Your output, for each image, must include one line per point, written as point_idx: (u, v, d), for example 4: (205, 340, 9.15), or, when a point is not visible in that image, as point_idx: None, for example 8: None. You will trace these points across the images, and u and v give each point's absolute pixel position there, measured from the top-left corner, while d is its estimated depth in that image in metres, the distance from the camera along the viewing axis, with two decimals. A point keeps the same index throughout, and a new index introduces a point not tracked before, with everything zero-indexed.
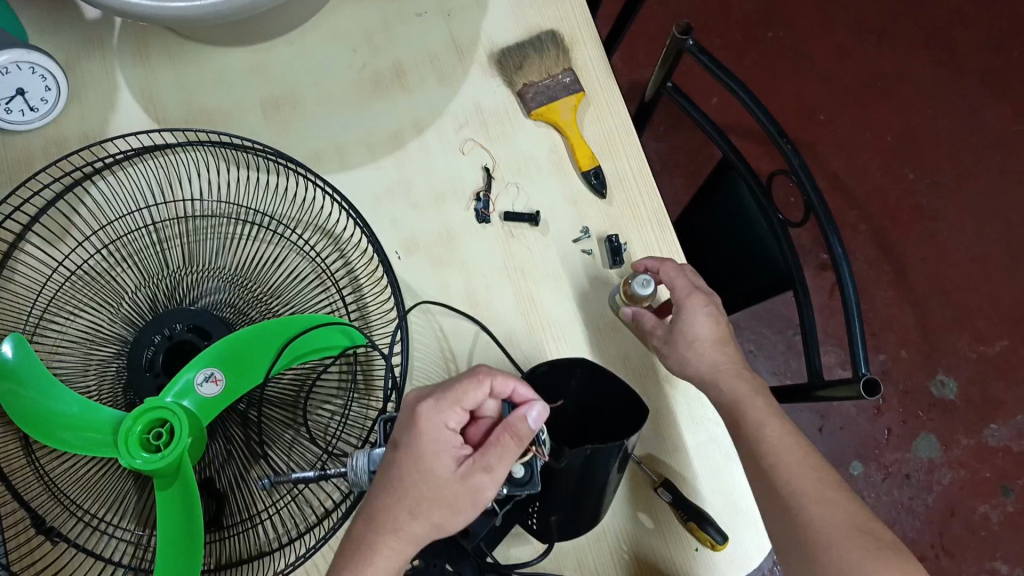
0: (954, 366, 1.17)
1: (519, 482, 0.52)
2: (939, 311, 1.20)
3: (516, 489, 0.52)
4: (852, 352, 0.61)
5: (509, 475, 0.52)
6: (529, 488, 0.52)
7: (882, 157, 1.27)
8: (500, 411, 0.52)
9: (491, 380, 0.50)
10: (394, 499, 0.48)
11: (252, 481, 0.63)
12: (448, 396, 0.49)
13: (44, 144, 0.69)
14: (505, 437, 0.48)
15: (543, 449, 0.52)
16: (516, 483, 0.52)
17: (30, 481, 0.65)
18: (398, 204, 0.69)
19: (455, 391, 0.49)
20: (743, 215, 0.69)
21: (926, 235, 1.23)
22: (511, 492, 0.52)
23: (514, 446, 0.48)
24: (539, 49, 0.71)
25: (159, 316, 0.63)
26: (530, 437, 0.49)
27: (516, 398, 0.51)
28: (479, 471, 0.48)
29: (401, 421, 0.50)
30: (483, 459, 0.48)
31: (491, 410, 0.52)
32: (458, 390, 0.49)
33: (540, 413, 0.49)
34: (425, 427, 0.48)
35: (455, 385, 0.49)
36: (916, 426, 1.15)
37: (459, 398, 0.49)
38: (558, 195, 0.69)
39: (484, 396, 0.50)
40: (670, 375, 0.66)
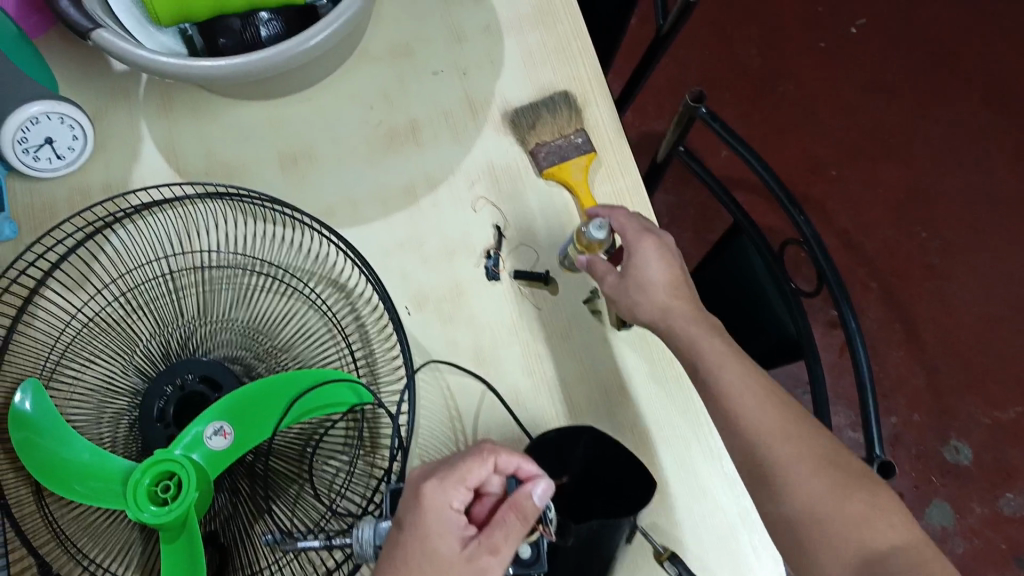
0: (967, 431, 1.15)
1: (526, 562, 0.51)
2: (951, 372, 1.18)
3: (522, 570, 0.51)
4: (865, 430, 0.60)
5: (516, 556, 0.51)
6: (536, 568, 0.51)
7: (894, 214, 1.26)
8: (505, 488, 0.52)
9: (495, 458, 0.50)
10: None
11: (256, 537, 0.63)
12: (452, 475, 0.49)
13: (69, 193, 0.71)
14: (510, 516, 0.48)
15: (550, 528, 0.52)
16: (523, 564, 0.51)
17: (39, 527, 0.66)
18: (409, 260, 0.70)
19: (459, 470, 0.49)
20: (755, 278, 0.69)
21: (938, 295, 1.22)
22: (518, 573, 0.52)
23: (520, 526, 0.47)
24: (551, 109, 0.72)
25: (171, 365, 0.64)
26: (536, 515, 0.48)
27: (521, 474, 0.51)
28: (486, 552, 0.47)
29: (404, 498, 0.49)
30: (489, 540, 0.47)
31: (496, 487, 0.52)
32: (463, 467, 0.49)
33: (544, 489, 0.49)
34: (430, 506, 0.48)
35: (460, 463, 0.49)
36: (928, 492, 1.12)
37: (463, 477, 0.49)
38: (567, 255, 0.70)
39: (488, 474, 0.50)
40: (678, 439, 0.65)
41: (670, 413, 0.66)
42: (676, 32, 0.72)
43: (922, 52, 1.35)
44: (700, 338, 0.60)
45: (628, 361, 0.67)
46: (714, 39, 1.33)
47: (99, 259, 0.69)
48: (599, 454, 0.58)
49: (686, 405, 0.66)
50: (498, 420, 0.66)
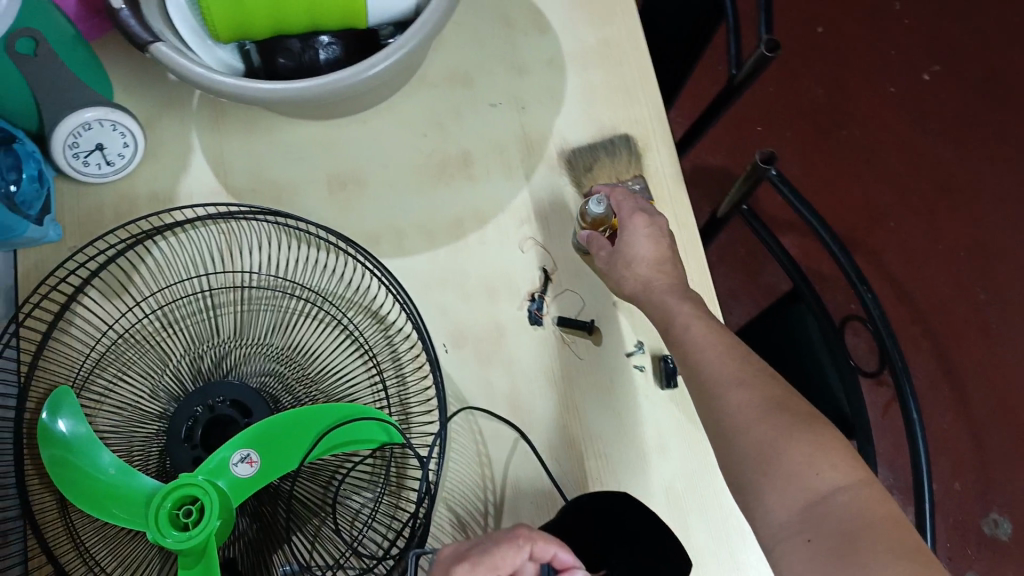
0: (1009, 504, 1.11)
1: None
2: (997, 442, 1.14)
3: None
4: (917, 515, 0.58)
5: None
6: None
7: (952, 271, 1.22)
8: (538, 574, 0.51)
9: (531, 545, 0.48)
10: None
11: (273, 567, 0.62)
12: (484, 562, 0.47)
13: (115, 199, 0.70)
14: None
15: None
16: None
17: (61, 535, 0.65)
18: (451, 296, 0.68)
19: (491, 557, 0.47)
20: (810, 350, 0.66)
21: (991, 360, 1.18)
22: None
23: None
24: (610, 152, 0.71)
25: (203, 387, 0.62)
26: None
27: (556, 563, 0.50)
28: None
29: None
30: None
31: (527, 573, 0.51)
32: (497, 555, 0.47)
33: None
34: None
35: (494, 550, 0.48)
36: (963, 563, 1.08)
37: (495, 564, 0.47)
38: (614, 305, 0.68)
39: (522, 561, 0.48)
40: (714, 510, 0.62)
41: (707, 479, 0.63)
42: (750, 83, 0.69)
43: (993, 106, 1.31)
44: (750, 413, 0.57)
45: (666, 421, 0.65)
46: (778, 75, 1.30)
47: (140, 271, 0.69)
48: (611, 514, 0.55)
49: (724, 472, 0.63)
50: (527, 465, 0.64)
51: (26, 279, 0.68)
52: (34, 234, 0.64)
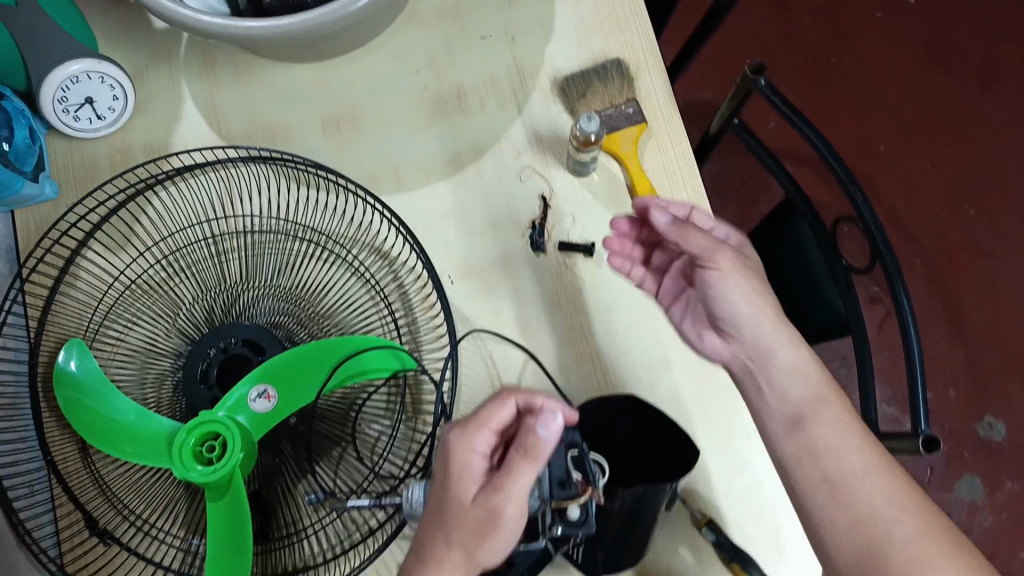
0: (1003, 410, 1.14)
1: (575, 522, 0.48)
2: (991, 351, 1.16)
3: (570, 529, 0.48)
4: (911, 402, 0.59)
5: (564, 515, 0.48)
6: (585, 528, 0.48)
7: (941, 190, 1.23)
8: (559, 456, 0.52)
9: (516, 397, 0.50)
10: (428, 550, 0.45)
11: (299, 496, 0.64)
12: (473, 422, 0.49)
13: (111, 153, 0.70)
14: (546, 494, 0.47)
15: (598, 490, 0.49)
16: (570, 523, 0.48)
17: (86, 482, 0.67)
18: (452, 230, 0.69)
19: (479, 416, 0.49)
20: (804, 260, 0.67)
21: (982, 274, 1.20)
22: (566, 532, 0.48)
23: (528, 460, 0.46)
24: (603, 77, 0.71)
25: (215, 329, 0.64)
26: (545, 450, 0.46)
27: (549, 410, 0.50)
28: (494, 493, 0.46)
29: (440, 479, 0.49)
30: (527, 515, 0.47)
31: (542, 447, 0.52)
32: (484, 413, 0.49)
33: (549, 421, 0.46)
34: (453, 454, 0.48)
35: (480, 412, 0.50)
36: (959, 467, 1.12)
37: (484, 421, 0.49)
38: (614, 227, 0.69)
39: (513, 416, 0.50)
40: (722, 414, 0.65)
41: (712, 388, 0.65)
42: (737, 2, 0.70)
43: (978, 24, 1.31)
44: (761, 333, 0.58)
45: (671, 334, 0.66)
46: (762, 7, 1.30)
47: (141, 222, 0.69)
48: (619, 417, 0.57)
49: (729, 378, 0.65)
50: (536, 385, 0.65)
51: (28, 237, 0.69)
52: (28, 192, 0.65)
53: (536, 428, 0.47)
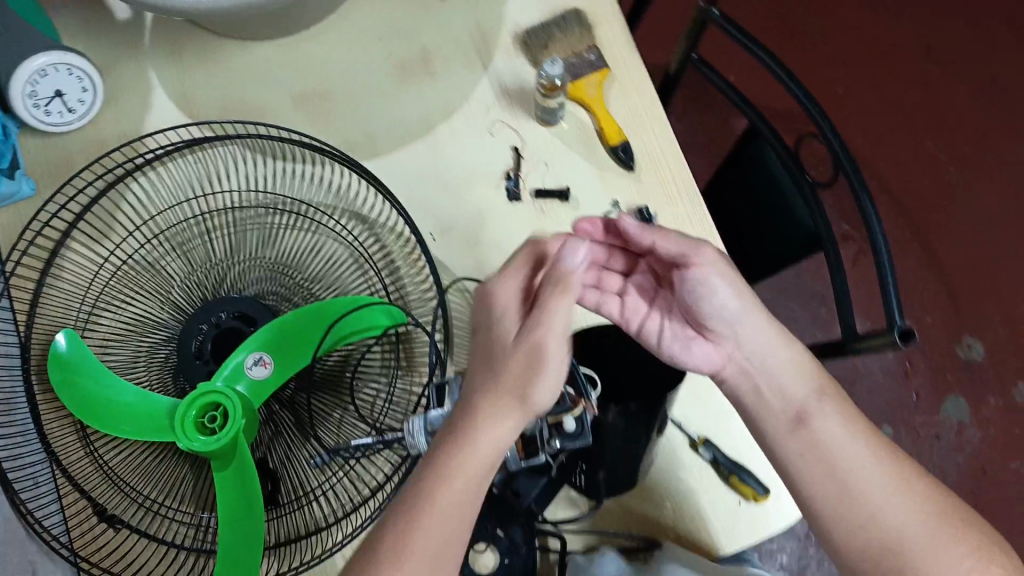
0: (980, 329, 1.17)
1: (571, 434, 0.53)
2: (964, 273, 1.19)
3: (568, 441, 0.53)
4: (884, 297, 0.62)
5: (562, 429, 0.53)
6: (582, 439, 0.53)
7: (903, 124, 1.26)
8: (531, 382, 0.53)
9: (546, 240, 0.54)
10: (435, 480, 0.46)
11: (302, 460, 0.65)
12: (512, 266, 0.53)
13: (84, 146, 0.70)
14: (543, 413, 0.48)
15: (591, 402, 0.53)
16: (568, 435, 0.53)
17: (88, 470, 0.67)
18: (430, 188, 0.70)
19: (517, 259, 0.53)
20: (769, 182, 0.70)
21: (948, 201, 1.23)
22: (564, 445, 0.53)
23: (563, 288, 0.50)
24: (563, 28, 0.72)
25: (205, 305, 0.65)
26: (574, 275, 0.50)
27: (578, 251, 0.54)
28: (531, 327, 0.49)
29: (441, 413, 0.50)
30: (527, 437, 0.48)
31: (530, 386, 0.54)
32: (520, 255, 0.53)
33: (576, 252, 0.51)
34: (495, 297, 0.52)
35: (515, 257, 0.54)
36: (944, 388, 1.15)
37: (521, 263, 0.53)
38: (585, 170, 0.70)
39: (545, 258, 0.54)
40: None
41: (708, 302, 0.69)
42: None
43: None
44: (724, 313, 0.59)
45: None
46: None
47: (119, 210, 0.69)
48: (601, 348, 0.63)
49: None
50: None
51: (10, 236, 0.69)
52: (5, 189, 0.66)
53: (563, 258, 0.51)
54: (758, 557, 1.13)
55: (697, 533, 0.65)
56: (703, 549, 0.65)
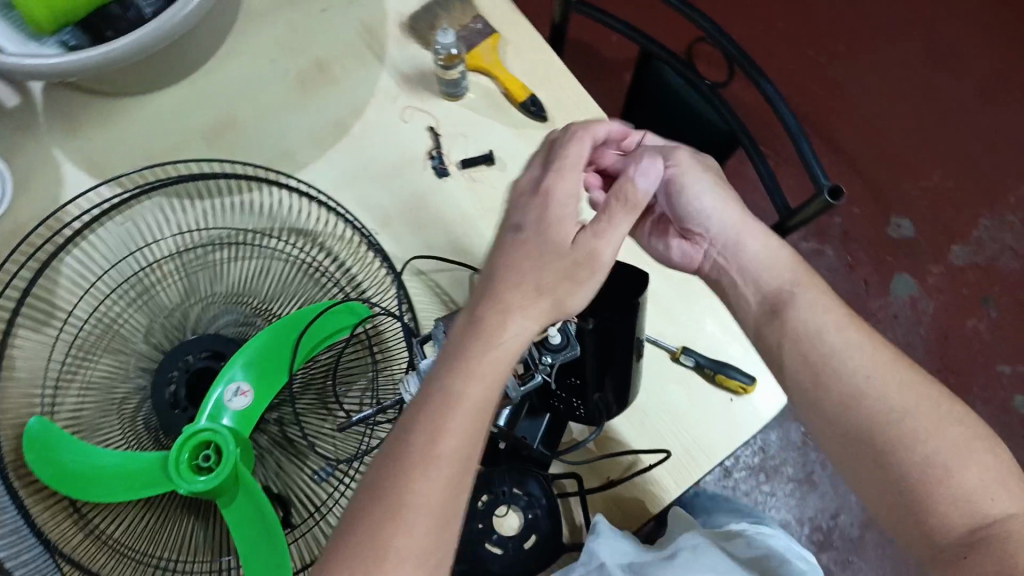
0: (904, 207, 1.23)
1: (558, 348, 0.56)
2: (874, 160, 1.26)
3: (558, 355, 0.56)
4: (805, 165, 0.64)
5: (547, 343, 0.56)
6: (568, 351, 0.56)
7: (782, 39, 1.31)
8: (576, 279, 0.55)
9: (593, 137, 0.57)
10: (439, 422, 0.46)
11: (307, 477, 0.65)
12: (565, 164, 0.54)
13: (7, 230, 0.69)
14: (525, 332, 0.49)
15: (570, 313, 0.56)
16: (555, 349, 0.56)
17: (94, 552, 0.65)
18: (360, 186, 0.71)
19: (570, 153, 0.55)
20: (675, 96, 0.73)
21: (841, 98, 1.29)
22: (553, 360, 0.56)
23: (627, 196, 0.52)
24: (445, 7, 0.75)
25: (170, 352, 0.65)
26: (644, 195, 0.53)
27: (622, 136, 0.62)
28: (592, 236, 0.51)
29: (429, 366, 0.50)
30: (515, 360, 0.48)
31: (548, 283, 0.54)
32: (572, 150, 0.55)
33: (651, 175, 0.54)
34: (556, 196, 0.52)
35: (567, 148, 0.55)
36: (888, 270, 1.20)
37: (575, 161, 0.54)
38: (502, 130, 0.73)
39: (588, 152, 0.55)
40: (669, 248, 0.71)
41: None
42: None
43: None
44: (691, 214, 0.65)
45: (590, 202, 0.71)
46: None
47: (61, 285, 0.68)
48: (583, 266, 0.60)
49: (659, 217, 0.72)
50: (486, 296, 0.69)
51: None
52: None
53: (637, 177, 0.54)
54: (765, 476, 1.16)
55: (702, 439, 0.66)
56: (713, 451, 0.65)
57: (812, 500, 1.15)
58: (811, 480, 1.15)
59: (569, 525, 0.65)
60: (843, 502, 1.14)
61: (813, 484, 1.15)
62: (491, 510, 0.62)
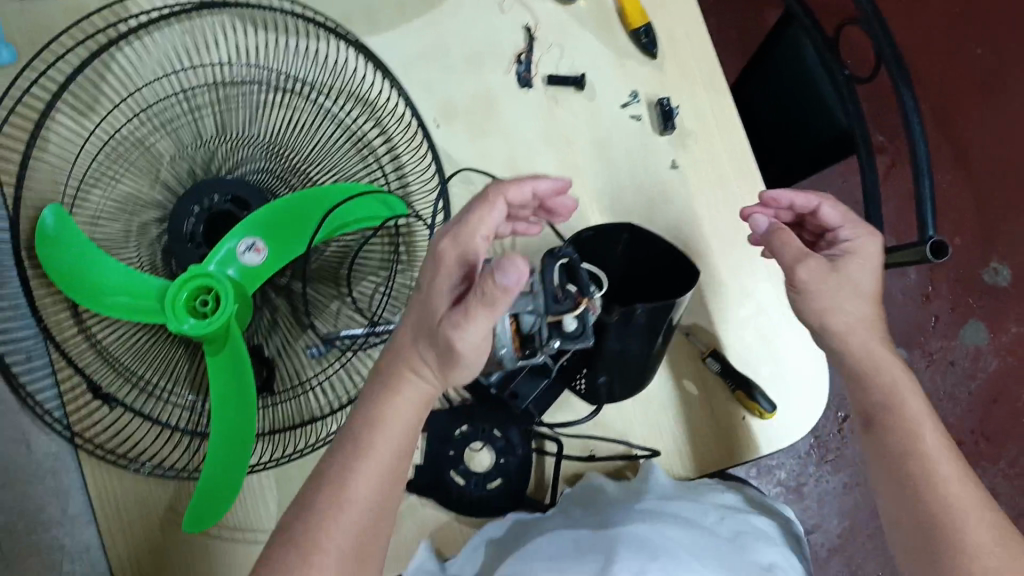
0: (1009, 252, 1.13)
1: (572, 335, 0.48)
2: (998, 195, 1.14)
3: (569, 342, 0.48)
4: (917, 202, 0.57)
5: (562, 330, 0.48)
6: (583, 340, 0.48)
7: (950, 29, 1.16)
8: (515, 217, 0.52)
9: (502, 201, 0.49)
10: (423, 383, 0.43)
11: (300, 349, 0.63)
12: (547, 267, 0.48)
13: (65, 10, 0.66)
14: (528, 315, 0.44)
15: (596, 303, 0.48)
16: (568, 336, 0.48)
17: (82, 348, 0.62)
18: (434, 69, 0.65)
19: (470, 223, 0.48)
20: (802, 74, 0.64)
21: (990, 114, 1.15)
22: (564, 346, 0.49)
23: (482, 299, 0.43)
24: None
25: (197, 186, 0.60)
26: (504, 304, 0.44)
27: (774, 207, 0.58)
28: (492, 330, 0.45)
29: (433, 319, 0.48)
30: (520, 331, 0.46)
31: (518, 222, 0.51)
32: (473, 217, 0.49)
33: (516, 270, 0.42)
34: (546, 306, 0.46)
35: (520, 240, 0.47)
36: (965, 314, 1.11)
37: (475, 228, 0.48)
38: (603, 54, 0.66)
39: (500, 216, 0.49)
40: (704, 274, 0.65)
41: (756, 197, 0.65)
42: None
43: None
44: (866, 287, 0.55)
45: (678, 162, 0.65)
46: None
47: (109, 78, 0.64)
48: (649, 246, 0.55)
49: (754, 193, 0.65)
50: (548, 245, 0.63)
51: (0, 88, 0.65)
52: None
53: (498, 275, 0.42)
54: (756, 472, 1.12)
55: (699, 446, 0.63)
56: (704, 460, 0.63)
57: (794, 508, 1.12)
58: (799, 491, 1.12)
59: (536, 480, 0.64)
60: (823, 521, 1.12)
61: (800, 495, 1.12)
62: (464, 443, 0.63)
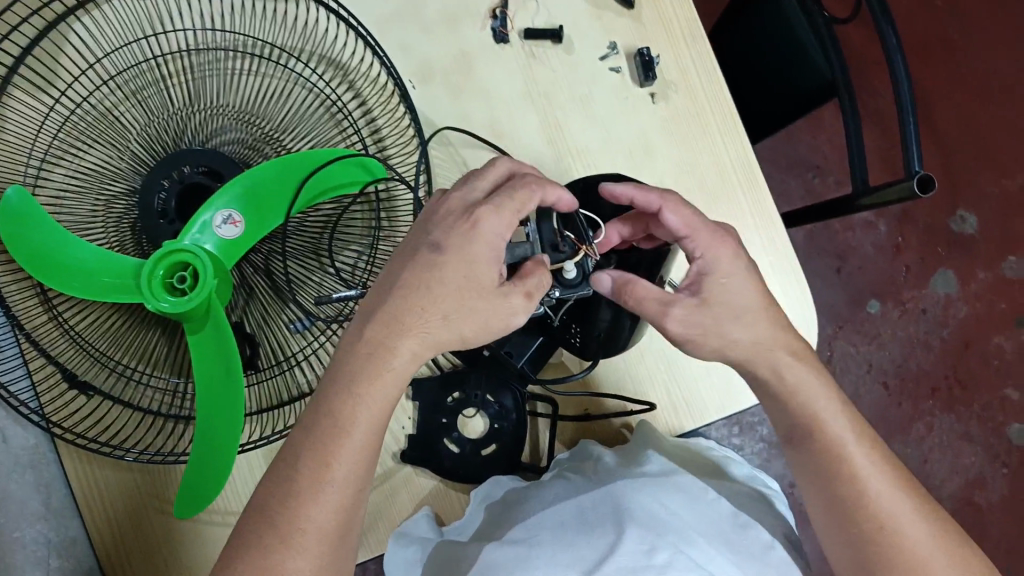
0: (974, 201, 1.14)
1: (572, 284, 0.52)
2: (962, 145, 1.15)
3: (569, 291, 0.52)
4: (902, 144, 0.56)
5: (562, 278, 0.51)
6: (583, 289, 0.52)
7: None
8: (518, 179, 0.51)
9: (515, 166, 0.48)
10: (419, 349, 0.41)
11: (283, 324, 0.61)
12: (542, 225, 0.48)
13: None
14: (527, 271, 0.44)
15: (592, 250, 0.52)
16: (569, 285, 0.52)
17: (55, 335, 0.60)
18: (408, 27, 0.63)
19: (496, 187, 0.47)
20: (781, 19, 0.64)
21: (952, 65, 1.16)
22: (563, 295, 0.52)
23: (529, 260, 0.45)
24: None
25: (165, 158, 0.57)
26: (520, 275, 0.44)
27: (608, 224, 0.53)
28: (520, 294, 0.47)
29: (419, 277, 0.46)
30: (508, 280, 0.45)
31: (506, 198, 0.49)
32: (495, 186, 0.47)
33: None
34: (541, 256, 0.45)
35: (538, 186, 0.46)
36: (934, 263, 1.13)
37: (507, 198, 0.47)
38: (580, 7, 0.65)
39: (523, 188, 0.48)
40: None
41: (741, 149, 0.64)
42: None
43: None
44: (744, 299, 0.50)
45: (659, 113, 0.64)
46: None
47: (67, 50, 0.62)
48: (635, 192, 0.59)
49: (741, 144, 0.64)
50: None
51: None
52: None
53: None
54: (738, 430, 1.13)
55: (693, 398, 0.63)
56: (698, 411, 0.63)
57: (777, 463, 1.13)
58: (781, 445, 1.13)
59: (531, 445, 0.63)
60: None
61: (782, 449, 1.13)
62: (457, 409, 0.62)
